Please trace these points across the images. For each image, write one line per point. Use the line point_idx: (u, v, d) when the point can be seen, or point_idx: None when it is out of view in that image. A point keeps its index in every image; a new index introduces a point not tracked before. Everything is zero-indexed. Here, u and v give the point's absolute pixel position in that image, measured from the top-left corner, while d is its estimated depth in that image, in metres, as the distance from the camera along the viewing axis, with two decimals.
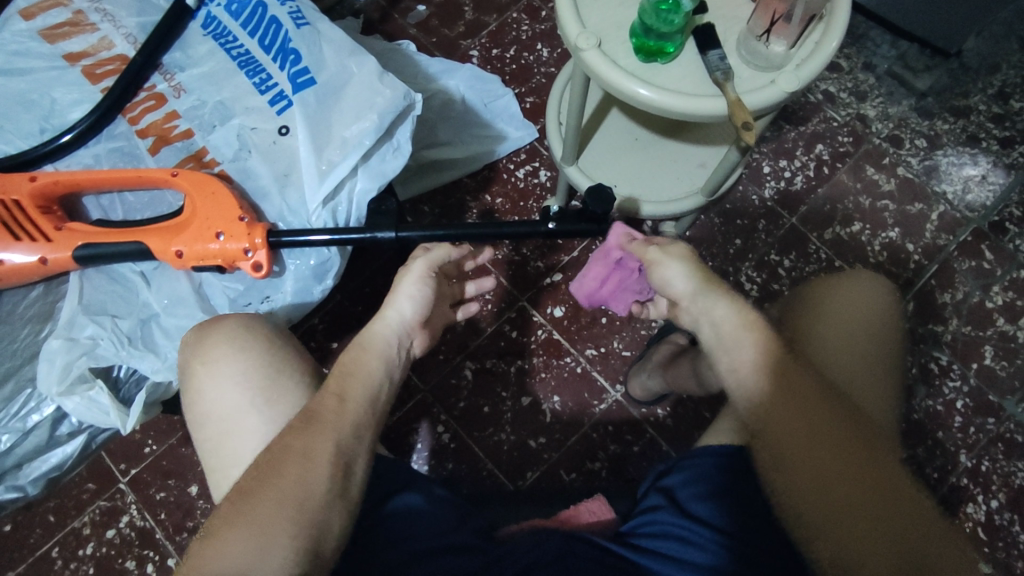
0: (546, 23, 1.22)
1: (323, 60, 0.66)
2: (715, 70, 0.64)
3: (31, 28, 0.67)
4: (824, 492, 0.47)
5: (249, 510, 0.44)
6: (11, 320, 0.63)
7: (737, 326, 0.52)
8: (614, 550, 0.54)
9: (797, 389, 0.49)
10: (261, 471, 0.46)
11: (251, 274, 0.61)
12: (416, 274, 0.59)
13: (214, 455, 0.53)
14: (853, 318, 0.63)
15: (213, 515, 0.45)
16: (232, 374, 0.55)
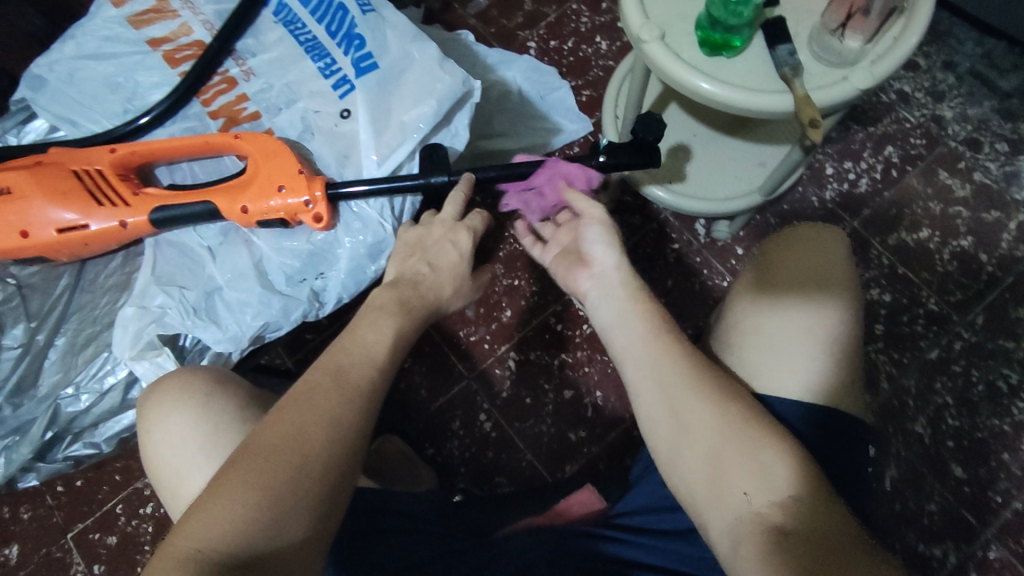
0: (606, 15, 1.21)
1: (386, 46, 0.68)
2: (782, 66, 0.62)
3: (120, 14, 0.70)
4: (725, 462, 0.46)
5: (267, 456, 0.44)
6: (93, 289, 0.67)
7: (627, 305, 0.56)
8: (604, 534, 0.59)
9: (695, 357, 0.51)
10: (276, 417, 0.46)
11: (312, 226, 0.63)
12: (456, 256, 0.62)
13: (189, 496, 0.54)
14: (820, 266, 0.62)
15: (224, 466, 0.44)
16: (167, 437, 0.55)
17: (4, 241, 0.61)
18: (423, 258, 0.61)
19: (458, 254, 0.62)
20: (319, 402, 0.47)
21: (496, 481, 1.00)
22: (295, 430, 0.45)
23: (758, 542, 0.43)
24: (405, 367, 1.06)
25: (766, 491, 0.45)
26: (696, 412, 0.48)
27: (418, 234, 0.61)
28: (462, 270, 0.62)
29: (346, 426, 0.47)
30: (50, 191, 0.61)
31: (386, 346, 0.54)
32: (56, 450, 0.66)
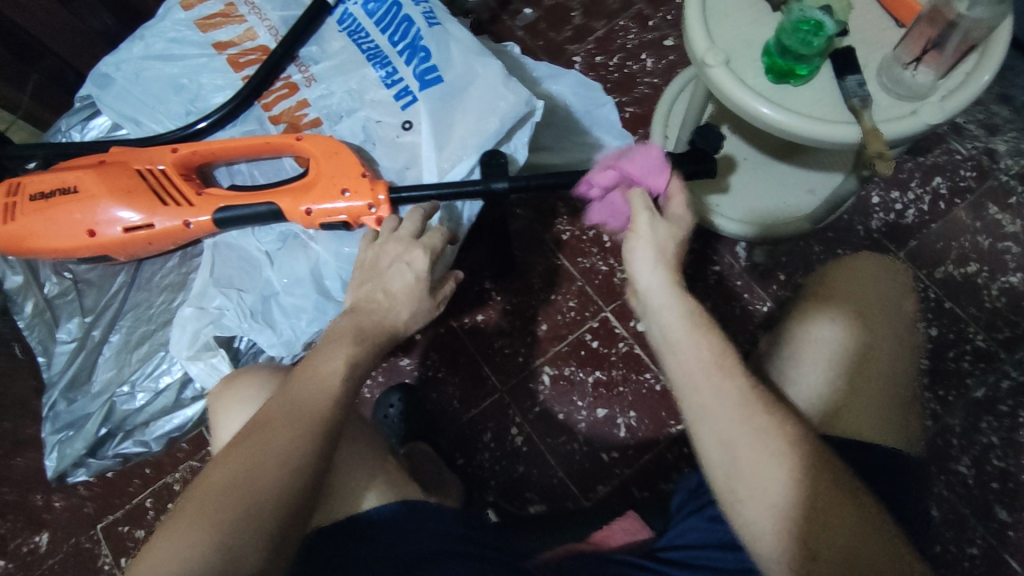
0: (654, 32, 1.21)
1: (451, 60, 0.68)
2: (851, 96, 0.61)
3: (188, 18, 0.71)
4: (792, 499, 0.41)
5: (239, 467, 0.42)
6: (149, 287, 0.68)
7: (680, 318, 0.45)
8: (644, 565, 0.58)
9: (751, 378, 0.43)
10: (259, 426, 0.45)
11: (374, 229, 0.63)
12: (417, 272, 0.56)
13: None
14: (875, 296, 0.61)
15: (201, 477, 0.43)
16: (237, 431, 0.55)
17: (69, 237, 0.61)
18: (378, 283, 0.55)
19: (415, 276, 0.55)
20: (272, 441, 0.43)
21: (526, 497, 1.00)
22: (243, 470, 0.42)
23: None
24: (438, 376, 1.06)
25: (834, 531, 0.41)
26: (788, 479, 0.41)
27: (372, 256, 0.56)
28: (422, 291, 0.55)
29: (301, 463, 0.43)
30: (116, 190, 0.61)
31: (342, 374, 0.48)
32: (107, 447, 0.65)
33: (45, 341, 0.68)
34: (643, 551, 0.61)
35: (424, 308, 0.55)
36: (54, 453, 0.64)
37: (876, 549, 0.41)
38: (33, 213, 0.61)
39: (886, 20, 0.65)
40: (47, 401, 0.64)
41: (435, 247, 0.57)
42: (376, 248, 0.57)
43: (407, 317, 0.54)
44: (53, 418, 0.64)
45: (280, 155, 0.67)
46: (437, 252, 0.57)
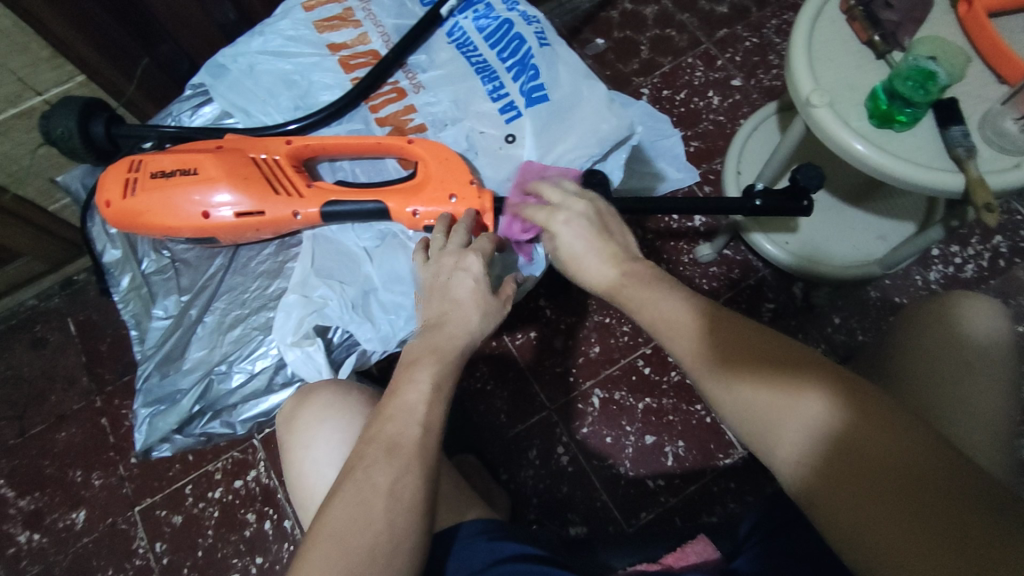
0: (720, 72, 1.24)
1: (558, 80, 0.70)
2: (957, 146, 0.63)
3: (308, 19, 0.74)
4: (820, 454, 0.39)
5: (359, 504, 0.44)
6: (245, 273, 0.68)
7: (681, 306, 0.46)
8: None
9: (751, 344, 0.43)
10: (364, 460, 0.46)
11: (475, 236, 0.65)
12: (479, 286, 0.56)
13: (304, 488, 0.56)
14: (943, 339, 0.60)
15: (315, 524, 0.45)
16: (325, 452, 0.56)
17: (182, 217, 0.63)
18: (441, 295, 0.56)
19: (474, 280, 0.56)
20: (379, 481, 0.45)
21: (568, 518, 0.99)
22: (355, 512, 0.44)
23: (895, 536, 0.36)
24: (486, 389, 1.07)
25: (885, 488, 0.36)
26: (851, 452, 0.38)
27: (431, 275, 0.57)
28: (484, 295, 0.56)
29: (406, 496, 0.45)
30: (232, 174, 0.63)
31: (428, 397, 0.50)
32: (195, 424, 0.65)
33: (139, 315, 0.69)
34: (721, 566, 0.59)
35: (491, 308, 0.56)
36: (144, 426, 0.64)
37: (936, 478, 0.36)
38: (150, 190, 0.63)
39: (988, 75, 0.67)
40: (142, 373, 0.65)
41: (486, 253, 0.59)
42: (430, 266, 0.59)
43: (478, 319, 0.55)
44: (145, 391, 0.65)
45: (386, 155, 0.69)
46: (489, 255, 0.58)
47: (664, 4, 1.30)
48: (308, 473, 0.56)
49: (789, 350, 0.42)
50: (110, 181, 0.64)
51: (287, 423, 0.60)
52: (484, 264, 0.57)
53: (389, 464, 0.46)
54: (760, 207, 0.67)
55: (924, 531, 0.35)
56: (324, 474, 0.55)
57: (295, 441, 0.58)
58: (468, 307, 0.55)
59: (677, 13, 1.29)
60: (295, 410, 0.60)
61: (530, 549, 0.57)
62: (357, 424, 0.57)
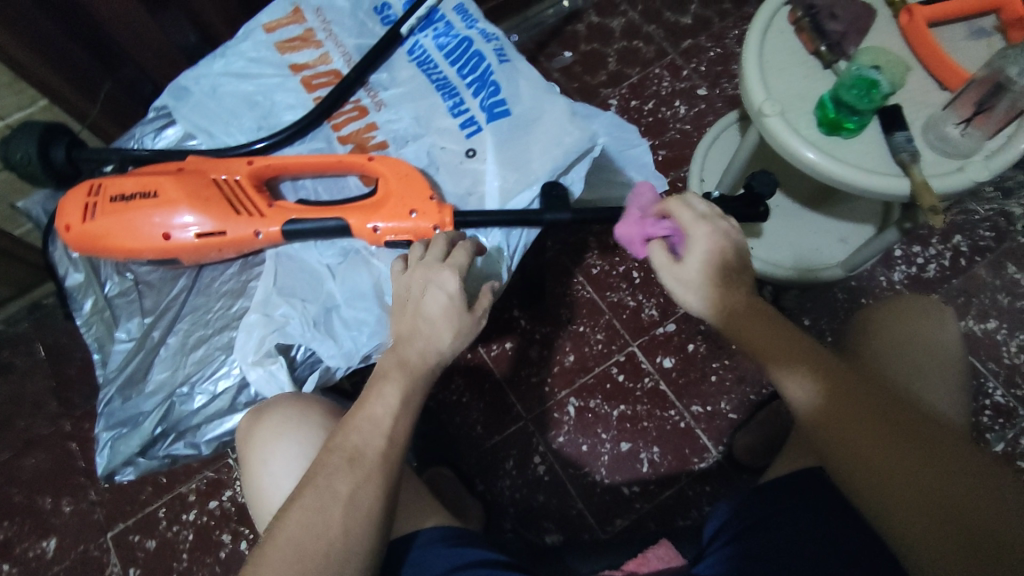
0: (686, 81, 1.27)
1: (518, 95, 0.71)
2: (899, 152, 0.65)
3: (269, 40, 0.74)
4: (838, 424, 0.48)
5: (319, 508, 0.46)
6: (208, 293, 0.69)
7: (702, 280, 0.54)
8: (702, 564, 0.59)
9: (775, 333, 0.52)
10: (326, 467, 0.48)
11: None
12: (454, 302, 0.54)
13: (262, 498, 0.56)
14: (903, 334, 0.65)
15: (275, 522, 0.46)
16: (283, 465, 0.56)
17: (144, 239, 0.63)
18: (412, 312, 0.55)
19: (448, 297, 0.55)
20: (339, 489, 0.46)
21: (544, 526, 1.00)
22: (313, 518, 0.45)
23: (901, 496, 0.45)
24: (462, 401, 1.07)
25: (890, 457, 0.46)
26: (853, 420, 0.47)
27: (403, 288, 0.56)
28: (456, 311, 0.54)
29: (360, 507, 0.46)
30: (192, 196, 0.64)
31: (395, 414, 0.51)
32: (158, 447, 0.64)
33: (102, 339, 0.69)
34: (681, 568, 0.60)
35: (464, 325, 0.55)
36: (106, 450, 0.64)
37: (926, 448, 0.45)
38: (111, 214, 0.63)
39: (930, 82, 0.69)
40: (103, 398, 0.65)
41: (464, 267, 0.57)
42: (405, 277, 0.57)
43: (450, 339, 0.54)
44: (107, 415, 0.64)
45: (347, 173, 0.70)
46: (465, 270, 0.57)
47: (630, 16, 1.33)
48: (265, 486, 0.56)
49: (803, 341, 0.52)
50: (69, 205, 0.64)
51: (245, 435, 0.59)
52: (458, 280, 0.55)
53: (350, 475, 0.47)
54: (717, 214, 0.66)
55: (921, 490, 0.44)
56: (282, 487, 0.55)
57: (253, 454, 0.58)
58: (440, 325, 0.54)
59: (643, 25, 1.32)
60: (253, 423, 0.59)
61: (492, 560, 0.57)
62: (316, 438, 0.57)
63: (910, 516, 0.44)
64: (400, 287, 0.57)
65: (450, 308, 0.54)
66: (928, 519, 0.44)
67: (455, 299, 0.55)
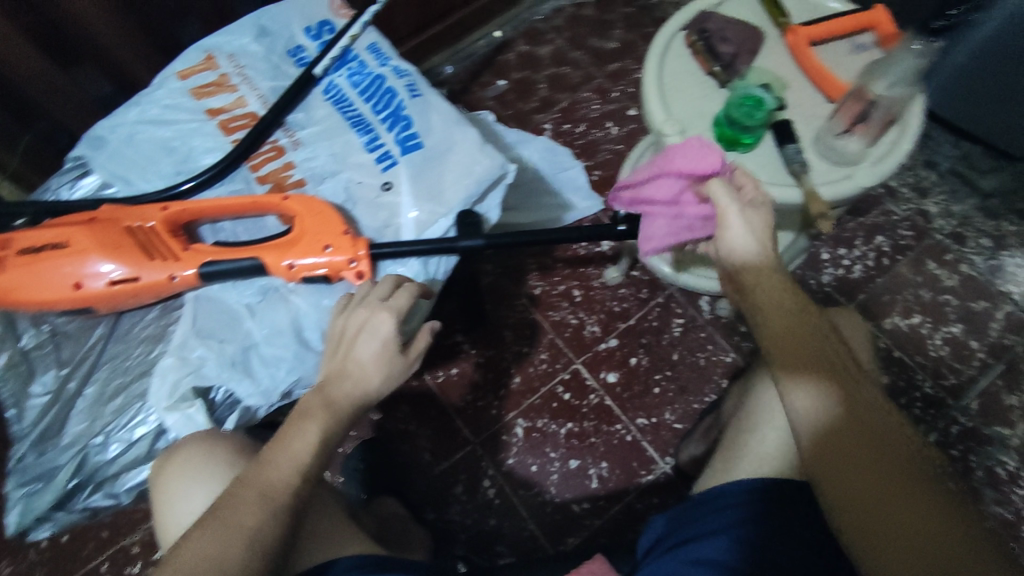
0: (615, 103, 1.31)
1: (430, 128, 0.74)
2: (792, 162, 0.68)
3: (183, 86, 0.76)
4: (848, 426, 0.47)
5: (222, 538, 0.46)
6: (128, 339, 0.69)
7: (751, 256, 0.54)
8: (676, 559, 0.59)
9: (807, 328, 0.51)
10: (237, 496, 0.48)
11: (353, 282, 0.67)
12: (391, 348, 0.57)
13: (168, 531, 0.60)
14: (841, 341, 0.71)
15: (174, 549, 0.46)
16: (184, 500, 0.60)
17: (56, 290, 0.63)
18: (345, 354, 0.57)
19: (382, 341, 0.57)
20: (244, 521, 0.47)
21: (497, 550, 1.00)
22: (213, 549, 0.45)
23: (884, 511, 0.46)
24: (410, 430, 1.07)
25: (885, 472, 0.46)
26: (860, 426, 0.48)
27: (341, 325, 0.58)
28: (390, 356, 0.57)
29: (262, 539, 0.47)
30: (104, 244, 0.64)
31: (313, 450, 0.52)
32: (76, 500, 0.65)
33: (16, 395, 0.67)
34: None
35: (395, 370, 0.57)
36: (19, 507, 0.64)
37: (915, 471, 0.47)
38: (20, 267, 0.63)
39: (817, 96, 0.73)
40: (17, 455, 0.65)
41: (402, 311, 0.59)
42: (345, 316, 0.59)
43: (379, 382, 0.57)
44: (21, 472, 0.65)
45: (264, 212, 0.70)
46: (403, 314, 0.58)
47: (559, 44, 1.38)
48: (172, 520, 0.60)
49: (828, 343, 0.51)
50: None
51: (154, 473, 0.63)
52: (395, 324, 0.57)
53: (258, 503, 0.48)
54: (625, 232, 0.73)
55: (903, 508, 0.45)
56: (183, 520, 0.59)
57: (159, 490, 0.61)
58: (372, 369, 0.56)
59: (572, 51, 1.37)
60: (160, 461, 0.63)
61: None
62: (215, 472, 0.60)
63: (922, 523, 0.45)
64: (339, 324, 0.58)
65: (385, 353, 0.57)
66: (923, 533, 0.44)
67: (389, 342, 0.57)
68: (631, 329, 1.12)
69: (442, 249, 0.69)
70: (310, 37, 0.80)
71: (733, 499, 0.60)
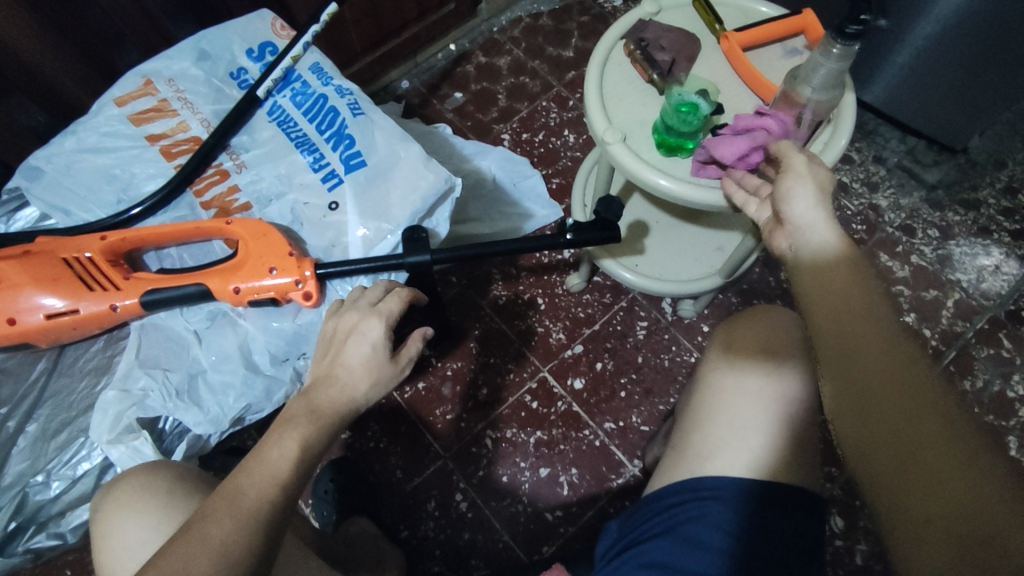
0: (573, 111, 1.32)
1: (374, 146, 0.74)
2: None
3: (122, 113, 0.75)
4: (892, 388, 0.40)
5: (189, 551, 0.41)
6: (70, 373, 0.69)
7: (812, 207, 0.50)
8: (646, 558, 0.59)
9: (851, 282, 0.44)
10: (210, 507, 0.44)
11: (302, 304, 0.66)
12: (382, 356, 0.56)
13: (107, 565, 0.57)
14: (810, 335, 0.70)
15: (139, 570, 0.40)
16: (119, 530, 0.57)
17: None
18: (332, 357, 0.55)
19: (372, 345, 0.56)
20: (211, 533, 0.42)
21: (472, 564, 0.99)
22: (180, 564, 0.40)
23: (927, 489, 0.37)
24: (380, 448, 1.06)
25: (937, 443, 0.38)
26: (908, 387, 0.39)
27: (331, 327, 0.57)
28: (379, 363, 0.56)
29: (236, 558, 0.42)
30: (41, 278, 0.63)
31: (294, 463, 0.48)
32: (18, 543, 0.66)
33: None
34: None
35: (383, 377, 0.56)
36: None
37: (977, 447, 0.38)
38: None
39: (753, 100, 0.74)
40: None
41: (392, 315, 0.58)
42: (335, 318, 0.58)
43: (366, 389, 0.55)
44: None
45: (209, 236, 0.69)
46: (393, 319, 0.58)
47: (515, 54, 1.39)
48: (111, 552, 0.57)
49: (876, 297, 0.44)
50: None
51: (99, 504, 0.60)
52: (384, 329, 0.57)
53: (233, 518, 0.43)
54: (573, 241, 0.73)
55: (949, 487, 0.37)
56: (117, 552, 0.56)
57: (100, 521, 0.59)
58: (359, 375, 0.55)
59: (528, 61, 1.38)
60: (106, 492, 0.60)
61: None
62: (148, 497, 0.58)
63: (973, 507, 0.36)
64: (329, 325, 0.58)
65: (374, 360, 0.56)
66: (971, 518, 0.36)
67: (379, 348, 0.56)
68: (595, 334, 1.13)
69: (388, 266, 0.68)
70: (252, 58, 0.79)
71: (701, 506, 0.60)
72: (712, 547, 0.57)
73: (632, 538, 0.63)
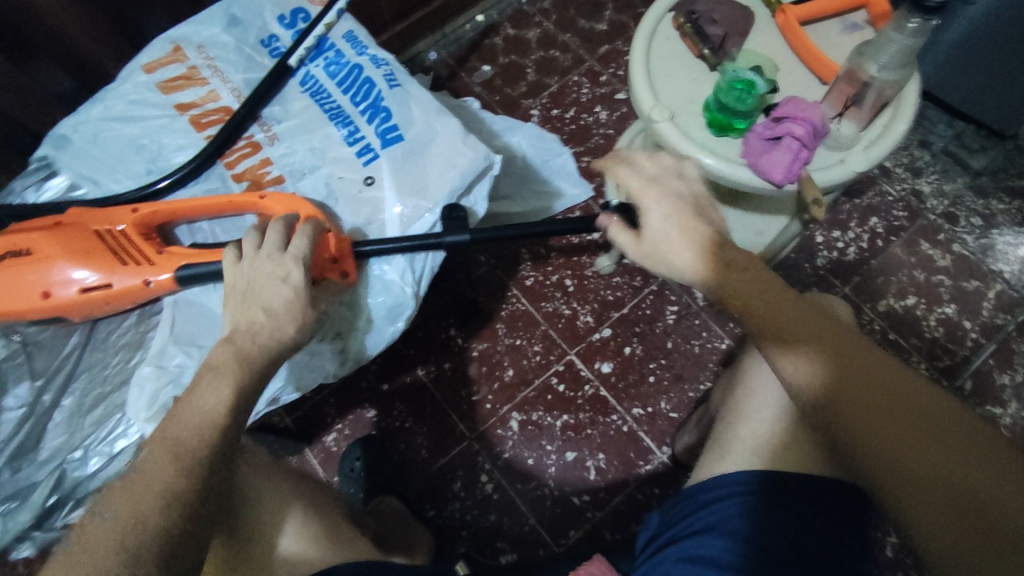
0: (605, 87, 1.28)
1: (411, 119, 0.71)
2: None
3: (151, 81, 0.72)
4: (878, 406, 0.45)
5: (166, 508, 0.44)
6: (105, 347, 0.69)
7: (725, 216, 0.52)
8: (683, 556, 0.58)
9: (803, 312, 0.49)
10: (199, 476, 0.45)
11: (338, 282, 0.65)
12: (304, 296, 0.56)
13: None
14: None
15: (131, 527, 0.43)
16: None
17: (25, 299, 0.61)
18: (254, 302, 0.55)
19: (291, 288, 0.55)
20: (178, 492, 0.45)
21: (497, 547, 0.99)
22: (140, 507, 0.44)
23: (936, 493, 0.43)
24: (405, 427, 1.06)
25: (927, 448, 0.44)
26: (892, 402, 0.46)
27: (244, 278, 0.56)
28: (302, 304, 0.56)
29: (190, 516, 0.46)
30: (74, 251, 0.61)
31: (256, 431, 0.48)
32: (55, 518, 0.64)
33: None
34: None
35: None
36: None
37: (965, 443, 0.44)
38: None
39: (810, 78, 0.71)
40: None
41: (305, 255, 0.57)
42: (244, 267, 0.57)
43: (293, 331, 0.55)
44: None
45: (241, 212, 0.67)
46: (306, 258, 0.57)
47: (546, 27, 1.34)
48: None
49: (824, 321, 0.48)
50: None
51: None
52: (301, 269, 0.56)
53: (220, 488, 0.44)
54: None
55: (953, 488, 0.43)
56: None
57: None
58: (283, 317, 0.55)
59: (559, 34, 1.33)
60: None
61: None
62: None
63: (980, 499, 0.42)
64: (240, 273, 0.57)
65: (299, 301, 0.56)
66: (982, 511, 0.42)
67: (296, 288, 0.56)
68: (624, 317, 1.11)
69: (423, 245, 0.65)
70: (284, 25, 0.76)
71: (736, 500, 0.58)
72: (746, 540, 0.56)
73: (670, 536, 0.61)
